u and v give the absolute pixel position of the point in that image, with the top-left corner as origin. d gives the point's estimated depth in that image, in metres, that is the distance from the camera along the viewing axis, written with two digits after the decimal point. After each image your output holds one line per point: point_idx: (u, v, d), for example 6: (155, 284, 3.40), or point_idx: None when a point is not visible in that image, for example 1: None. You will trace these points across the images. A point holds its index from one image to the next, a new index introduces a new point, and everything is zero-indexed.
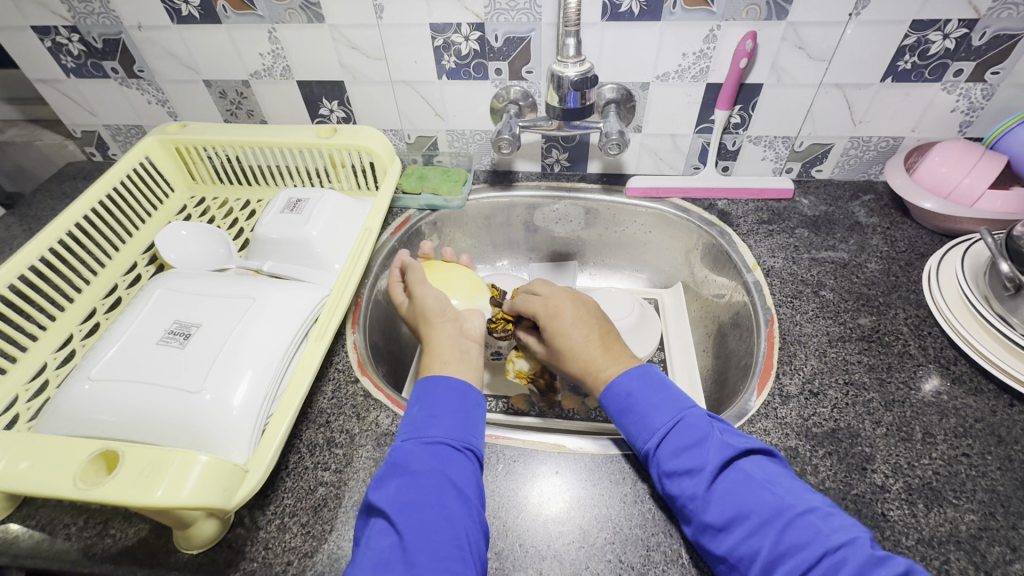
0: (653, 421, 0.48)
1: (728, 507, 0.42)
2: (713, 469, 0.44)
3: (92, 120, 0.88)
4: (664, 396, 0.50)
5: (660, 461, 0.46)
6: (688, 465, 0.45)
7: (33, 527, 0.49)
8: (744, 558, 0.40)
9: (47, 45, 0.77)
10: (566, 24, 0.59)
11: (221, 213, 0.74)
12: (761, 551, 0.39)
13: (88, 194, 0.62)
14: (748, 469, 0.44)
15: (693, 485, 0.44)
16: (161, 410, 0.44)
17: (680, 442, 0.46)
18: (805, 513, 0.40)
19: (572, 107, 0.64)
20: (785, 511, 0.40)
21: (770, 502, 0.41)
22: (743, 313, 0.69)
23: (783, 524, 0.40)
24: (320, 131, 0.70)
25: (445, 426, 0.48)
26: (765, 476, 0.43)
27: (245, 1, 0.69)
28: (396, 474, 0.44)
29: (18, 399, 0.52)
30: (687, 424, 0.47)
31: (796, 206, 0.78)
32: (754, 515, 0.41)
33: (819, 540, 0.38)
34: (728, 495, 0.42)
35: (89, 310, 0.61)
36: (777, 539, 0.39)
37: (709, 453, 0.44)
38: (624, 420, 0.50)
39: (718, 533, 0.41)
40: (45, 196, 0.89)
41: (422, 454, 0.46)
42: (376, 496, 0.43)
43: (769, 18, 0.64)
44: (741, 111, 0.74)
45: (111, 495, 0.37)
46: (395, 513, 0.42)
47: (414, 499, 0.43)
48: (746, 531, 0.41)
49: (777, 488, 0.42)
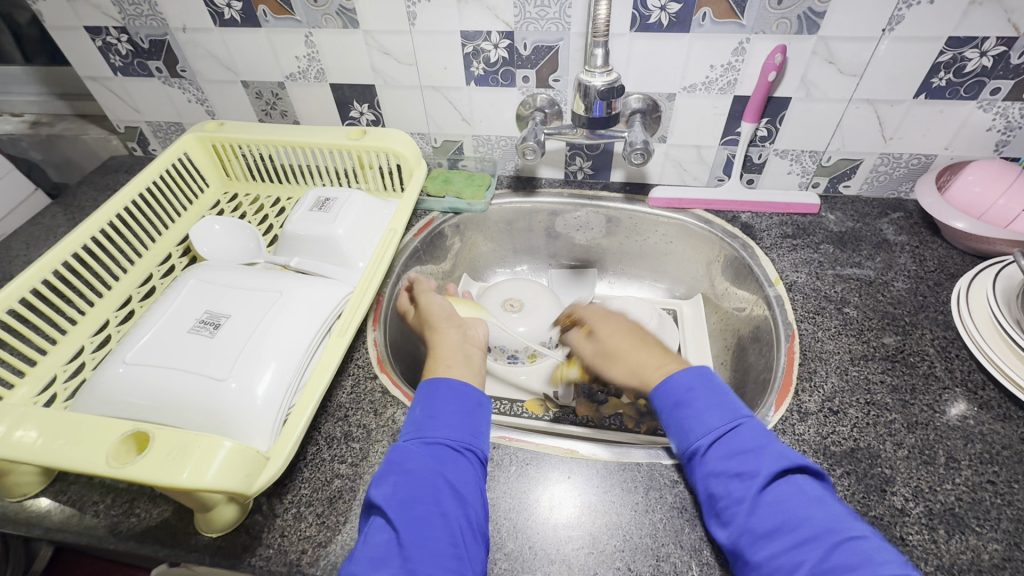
0: (708, 420, 0.48)
1: (775, 516, 0.41)
2: (767, 476, 0.43)
3: (135, 117, 0.92)
4: (722, 400, 0.49)
5: (708, 461, 0.46)
6: (740, 469, 0.44)
7: (65, 502, 0.52)
8: (780, 570, 0.39)
9: (97, 44, 0.81)
10: (595, 34, 0.60)
11: (251, 208, 0.77)
12: (804, 565, 0.38)
13: (130, 187, 0.65)
14: (800, 485, 0.43)
15: (741, 488, 0.43)
16: (189, 396, 0.46)
17: (735, 446, 0.45)
18: (856, 538, 0.39)
19: (598, 116, 0.65)
20: (834, 533, 0.39)
21: (820, 521, 0.40)
22: (763, 328, 0.68)
23: (831, 544, 0.39)
24: (350, 133, 0.72)
25: (447, 427, 0.49)
26: (820, 495, 0.42)
27: (284, 6, 0.72)
28: (394, 470, 0.45)
29: (56, 379, 0.55)
30: (744, 430, 0.46)
31: (822, 221, 0.77)
32: (801, 529, 0.40)
33: (869, 567, 0.37)
34: (778, 505, 0.42)
35: (125, 297, 0.64)
36: (822, 557, 0.38)
37: (765, 460, 0.44)
38: (676, 414, 0.49)
39: (759, 540, 0.41)
40: (89, 187, 0.93)
41: (420, 454, 0.46)
42: (375, 491, 0.45)
43: (800, 32, 0.64)
44: (768, 124, 0.74)
45: (141, 474, 0.38)
46: (391, 510, 0.43)
47: (410, 497, 0.44)
48: (791, 543, 0.40)
49: (829, 510, 0.41)
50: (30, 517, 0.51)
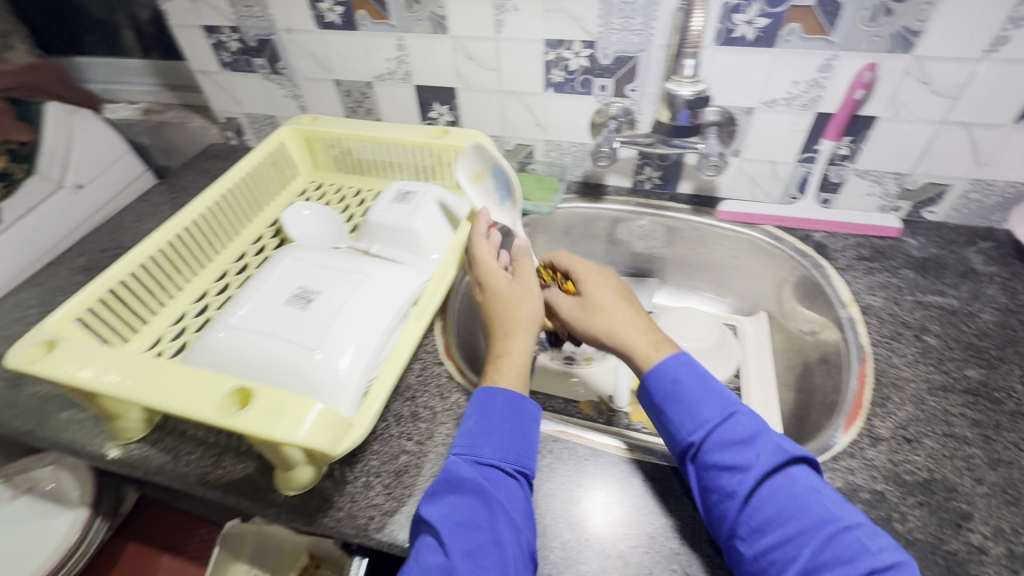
0: (701, 412, 0.48)
1: (771, 510, 0.42)
2: (761, 471, 0.44)
3: (235, 108, 1.01)
4: (712, 389, 0.50)
5: (703, 456, 0.46)
6: (732, 463, 0.45)
7: (161, 450, 0.57)
8: (775, 564, 0.41)
9: (210, 42, 0.90)
10: (686, 46, 0.61)
11: (335, 198, 0.82)
12: (797, 560, 0.40)
13: (234, 170, 0.71)
14: (793, 474, 0.44)
15: (733, 484, 0.44)
16: (285, 361, 0.50)
17: (728, 438, 0.46)
18: (849, 528, 0.40)
19: (683, 124, 0.68)
20: (828, 525, 0.41)
21: (814, 513, 0.42)
22: (833, 350, 0.67)
23: (825, 537, 0.40)
24: (432, 132, 0.76)
25: (502, 449, 0.49)
26: (813, 485, 0.43)
27: (381, 12, 0.77)
28: (450, 491, 0.46)
29: (162, 339, 0.61)
30: (736, 421, 0.47)
31: (902, 246, 0.75)
32: (796, 523, 0.42)
33: (866, 557, 0.39)
34: (772, 499, 0.43)
35: (222, 271, 0.70)
36: (816, 549, 0.40)
37: (758, 455, 0.45)
38: (667, 406, 0.50)
39: (754, 534, 0.42)
40: (191, 171, 1.02)
41: (475, 476, 0.47)
42: (429, 510, 0.45)
43: (893, 51, 0.62)
44: (850, 143, 0.72)
45: (246, 425, 0.42)
46: (446, 531, 0.43)
47: (465, 521, 0.44)
48: (785, 538, 0.41)
49: (824, 500, 0.42)
50: (133, 460, 0.56)
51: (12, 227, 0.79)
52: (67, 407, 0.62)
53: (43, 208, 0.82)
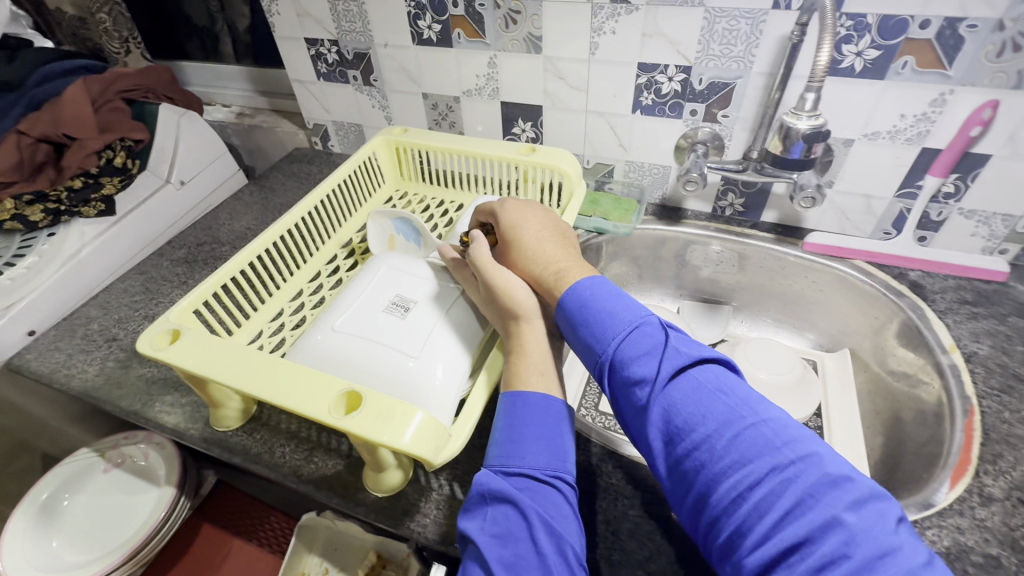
0: (607, 329, 0.46)
1: (676, 417, 0.40)
2: (665, 379, 0.42)
3: (324, 116, 1.06)
4: (621, 302, 0.48)
5: (614, 372, 0.45)
6: (639, 373, 0.43)
7: (258, 439, 0.60)
8: (690, 473, 0.38)
9: (310, 53, 0.95)
10: (811, 79, 0.59)
11: (419, 207, 0.85)
12: (706, 466, 0.38)
13: (332, 178, 0.75)
14: (700, 377, 0.41)
15: (643, 395, 0.42)
16: (386, 367, 0.51)
17: (634, 349, 0.44)
18: (756, 425, 0.38)
19: (794, 158, 0.65)
20: (737, 422, 0.38)
21: (722, 413, 0.39)
22: (931, 398, 0.63)
23: (733, 437, 0.37)
24: (520, 149, 0.78)
25: (529, 453, 0.45)
26: (719, 385, 0.41)
27: (478, 31, 0.80)
28: (488, 504, 0.43)
29: (262, 333, 0.65)
30: (642, 332, 0.45)
31: (1009, 292, 0.71)
32: (705, 427, 0.39)
33: (771, 453, 0.36)
34: (676, 407, 0.40)
35: (316, 272, 0.73)
36: (726, 452, 0.37)
37: (662, 361, 0.43)
38: (579, 329, 0.48)
39: (669, 445, 0.40)
40: (278, 173, 1.08)
41: (503, 485, 0.43)
42: (471, 524, 0.43)
43: (1017, 88, 0.59)
44: (957, 181, 0.69)
45: (357, 429, 0.44)
46: (486, 546, 0.40)
47: (504, 535, 0.41)
48: (694, 444, 0.39)
49: (731, 400, 0.40)
50: (232, 447, 0.59)
51: (125, 218, 0.85)
52: (171, 391, 0.66)
53: (153, 202, 0.89)
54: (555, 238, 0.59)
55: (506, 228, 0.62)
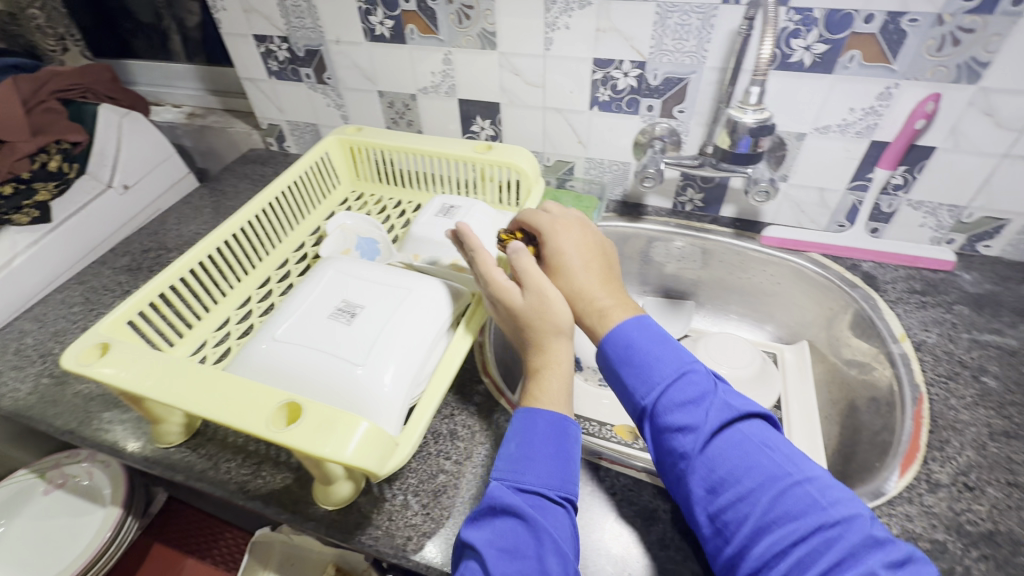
0: (653, 374, 0.46)
1: (721, 470, 0.41)
2: (711, 429, 0.43)
3: (277, 116, 1.02)
4: (666, 346, 0.48)
5: (656, 419, 0.45)
6: (685, 423, 0.43)
7: (203, 455, 0.57)
8: (731, 523, 0.40)
9: (260, 50, 0.91)
10: (756, 73, 0.60)
11: (375, 209, 0.82)
12: (750, 518, 0.39)
13: (280, 180, 0.72)
14: (745, 430, 0.43)
15: (688, 445, 0.43)
16: (330, 376, 0.49)
17: (679, 397, 0.45)
18: (800, 483, 0.40)
19: (743, 152, 0.65)
20: (781, 479, 0.40)
21: (766, 469, 0.41)
22: (883, 387, 0.64)
23: (777, 493, 0.39)
24: (477, 147, 0.76)
25: (547, 474, 0.44)
26: (763, 440, 0.42)
27: (431, 26, 0.78)
28: (497, 516, 0.42)
29: (206, 343, 0.62)
30: (688, 379, 0.45)
31: (956, 280, 0.72)
32: (748, 481, 0.40)
33: (816, 512, 0.38)
34: (721, 459, 0.42)
35: (265, 277, 0.71)
36: (769, 506, 0.39)
37: (708, 413, 0.43)
38: (621, 371, 0.48)
39: (710, 496, 0.41)
40: (231, 175, 1.04)
41: (517, 501, 0.43)
42: (472, 534, 0.42)
43: (958, 81, 0.61)
44: (905, 173, 0.70)
45: (293, 441, 0.42)
46: (490, 558, 0.40)
47: (508, 547, 0.41)
48: (737, 496, 0.40)
49: (774, 455, 0.41)
50: (175, 465, 0.57)
51: (62, 225, 0.80)
52: (111, 407, 0.62)
53: (93, 207, 0.84)
54: (604, 269, 0.57)
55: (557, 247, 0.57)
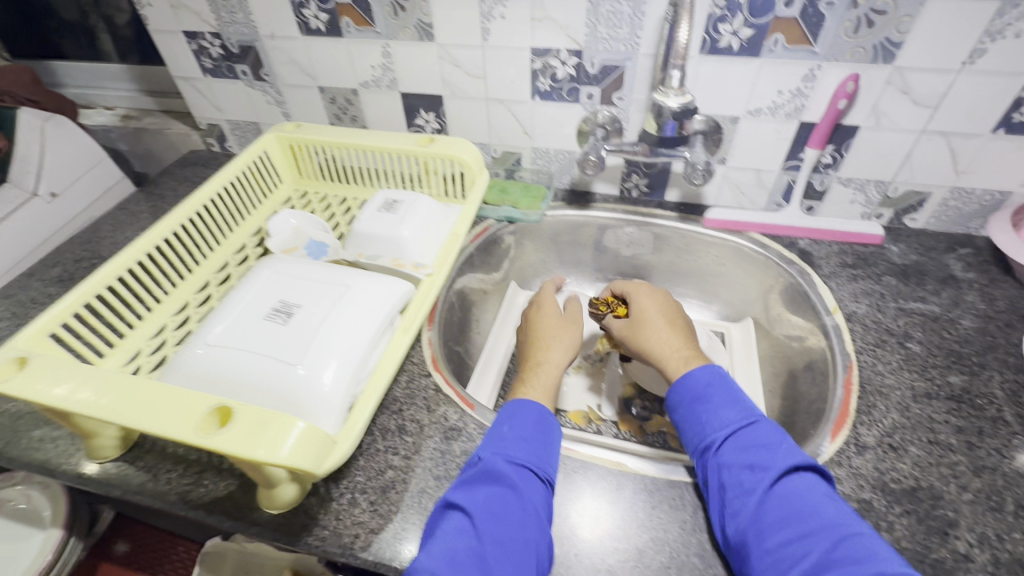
0: (726, 415, 0.51)
1: (784, 507, 0.44)
2: (779, 470, 0.46)
3: (216, 115, 0.99)
4: (739, 399, 0.53)
5: (723, 454, 0.49)
6: (752, 462, 0.47)
7: (141, 468, 0.55)
8: (787, 558, 0.41)
9: (191, 47, 0.88)
10: (673, 57, 0.61)
11: (319, 207, 0.81)
12: (809, 556, 0.40)
13: (215, 180, 0.70)
14: (810, 481, 0.45)
15: (753, 481, 0.46)
16: (265, 378, 0.49)
17: (749, 440, 0.49)
18: (859, 533, 0.41)
19: (670, 136, 0.67)
20: (841, 528, 0.41)
21: (827, 517, 0.42)
22: (819, 357, 0.67)
23: (838, 538, 0.41)
24: (419, 140, 0.75)
25: (534, 455, 0.50)
26: (827, 493, 0.45)
27: (367, 19, 0.76)
28: (487, 483, 0.47)
29: (141, 352, 0.60)
30: (759, 427, 0.50)
31: (885, 253, 0.76)
32: (810, 521, 0.42)
33: (875, 560, 0.39)
34: (786, 498, 0.44)
35: (204, 282, 0.69)
36: (829, 548, 0.40)
37: (777, 456, 0.47)
38: (694, 409, 0.53)
39: (766, 529, 0.43)
40: (170, 178, 1.00)
41: (509, 471, 0.48)
42: (461, 496, 0.46)
43: (875, 61, 0.63)
44: (833, 152, 0.73)
45: (224, 445, 0.41)
46: (478, 517, 0.45)
47: (492, 509, 0.45)
48: (798, 534, 0.42)
49: (836, 509, 0.43)
50: (110, 480, 0.54)
51: None
52: (40, 424, 0.60)
53: (17, 216, 0.80)
54: (682, 329, 0.65)
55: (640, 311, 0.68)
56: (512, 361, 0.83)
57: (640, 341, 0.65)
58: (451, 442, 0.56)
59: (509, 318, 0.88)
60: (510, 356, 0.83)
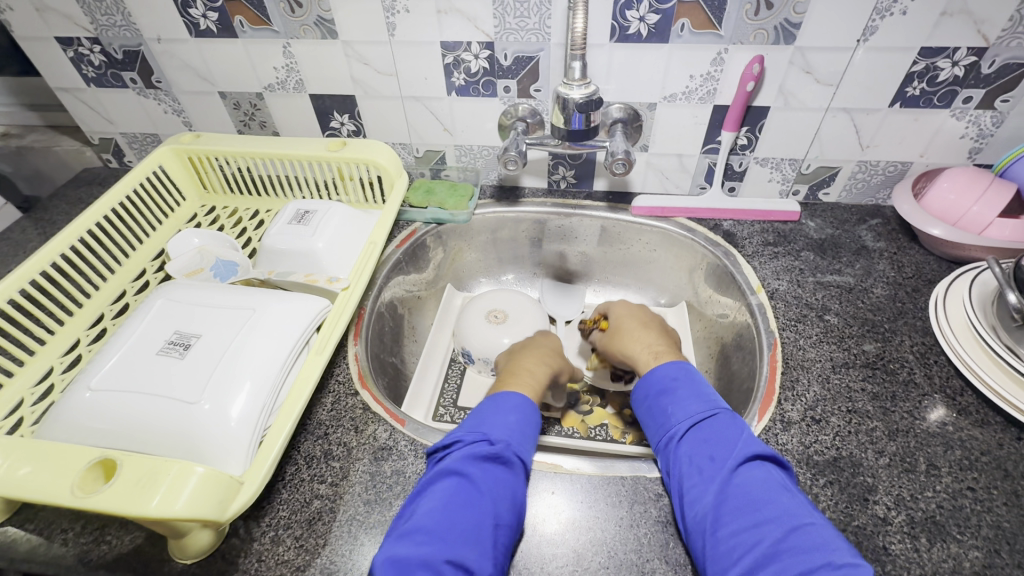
0: (691, 407, 0.51)
1: (741, 496, 0.43)
2: (739, 459, 0.46)
3: (109, 128, 0.90)
4: (704, 393, 0.53)
5: (684, 445, 0.49)
6: (713, 452, 0.47)
7: (32, 531, 0.49)
8: (740, 546, 0.40)
9: (68, 55, 0.80)
10: (573, 47, 0.61)
11: (229, 221, 0.75)
12: (762, 543, 0.40)
13: (102, 201, 0.63)
14: (768, 471, 0.45)
15: (713, 470, 0.45)
16: (163, 419, 0.45)
17: (711, 431, 0.49)
18: (813, 524, 0.40)
19: (577, 128, 0.66)
20: (794, 517, 0.41)
21: (784, 506, 0.42)
22: (746, 335, 0.69)
23: (790, 527, 0.40)
24: (330, 144, 0.71)
25: (533, 444, 0.51)
26: (786, 483, 0.44)
27: (261, 17, 0.71)
28: (500, 463, 0.47)
29: (23, 402, 0.52)
30: (722, 418, 0.49)
31: (802, 228, 0.78)
32: (766, 510, 0.42)
33: (827, 552, 0.38)
34: (744, 488, 0.44)
35: (97, 315, 0.62)
36: (781, 536, 0.40)
37: (737, 446, 0.46)
38: (662, 401, 0.53)
39: (723, 517, 0.43)
40: (61, 200, 0.91)
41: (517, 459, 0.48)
42: (476, 469, 0.46)
43: (777, 43, 0.64)
44: (748, 133, 0.74)
45: (106, 504, 0.37)
46: (488, 494, 0.44)
47: (498, 489, 0.45)
48: (753, 522, 0.41)
49: (793, 497, 0.43)
50: None
51: None
52: None
53: None
54: (653, 329, 0.67)
55: (617, 320, 0.71)
56: (452, 367, 0.81)
57: (617, 344, 0.68)
58: (382, 463, 0.53)
59: (445, 324, 0.87)
60: (448, 362, 0.81)
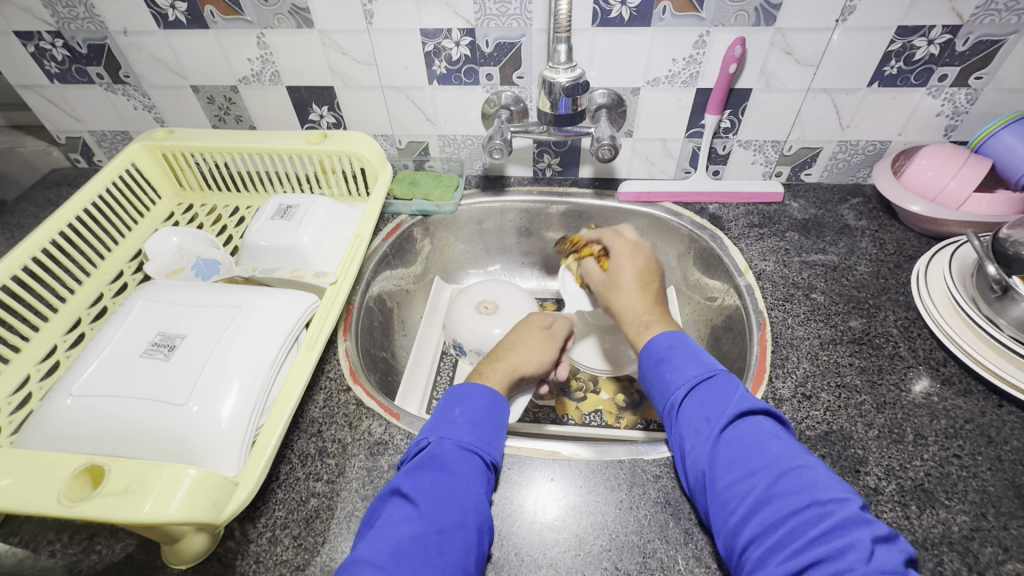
0: (686, 371, 0.50)
1: (733, 450, 0.43)
2: (731, 417, 0.45)
3: (76, 126, 0.87)
4: (702, 357, 0.52)
5: (683, 407, 0.48)
6: (708, 413, 0.47)
7: (16, 544, 0.48)
8: (734, 497, 0.41)
9: (29, 50, 0.76)
10: (557, 30, 0.60)
11: (208, 219, 0.73)
12: (753, 491, 0.40)
13: (72, 201, 0.61)
14: (760, 422, 0.45)
15: (706, 430, 0.46)
16: (151, 424, 0.44)
17: (708, 393, 0.48)
18: (804, 466, 0.41)
19: (563, 113, 0.66)
20: (783, 462, 0.41)
21: (772, 454, 0.42)
22: (735, 316, 0.70)
23: (778, 473, 0.41)
24: (310, 137, 0.70)
25: (486, 440, 0.49)
26: (776, 432, 0.44)
27: (233, 7, 0.69)
28: (433, 469, 0.45)
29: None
30: (718, 381, 0.49)
31: (786, 210, 0.79)
32: (756, 460, 0.42)
33: (810, 492, 0.39)
34: (735, 442, 0.44)
35: (74, 320, 0.60)
36: (771, 483, 0.40)
37: (730, 405, 0.46)
38: (657, 370, 0.53)
39: (718, 473, 0.43)
40: (29, 203, 0.87)
41: (457, 456, 0.46)
42: (409, 482, 0.44)
43: (758, 24, 0.64)
44: (731, 116, 0.75)
45: (95, 512, 0.36)
46: (424, 505, 0.42)
47: (438, 494, 0.43)
48: (745, 472, 0.42)
49: (784, 445, 0.43)
50: None
51: None
52: None
53: None
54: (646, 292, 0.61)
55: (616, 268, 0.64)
56: (443, 359, 0.80)
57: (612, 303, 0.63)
58: (378, 458, 0.53)
59: (435, 317, 0.86)
60: (439, 355, 0.81)
